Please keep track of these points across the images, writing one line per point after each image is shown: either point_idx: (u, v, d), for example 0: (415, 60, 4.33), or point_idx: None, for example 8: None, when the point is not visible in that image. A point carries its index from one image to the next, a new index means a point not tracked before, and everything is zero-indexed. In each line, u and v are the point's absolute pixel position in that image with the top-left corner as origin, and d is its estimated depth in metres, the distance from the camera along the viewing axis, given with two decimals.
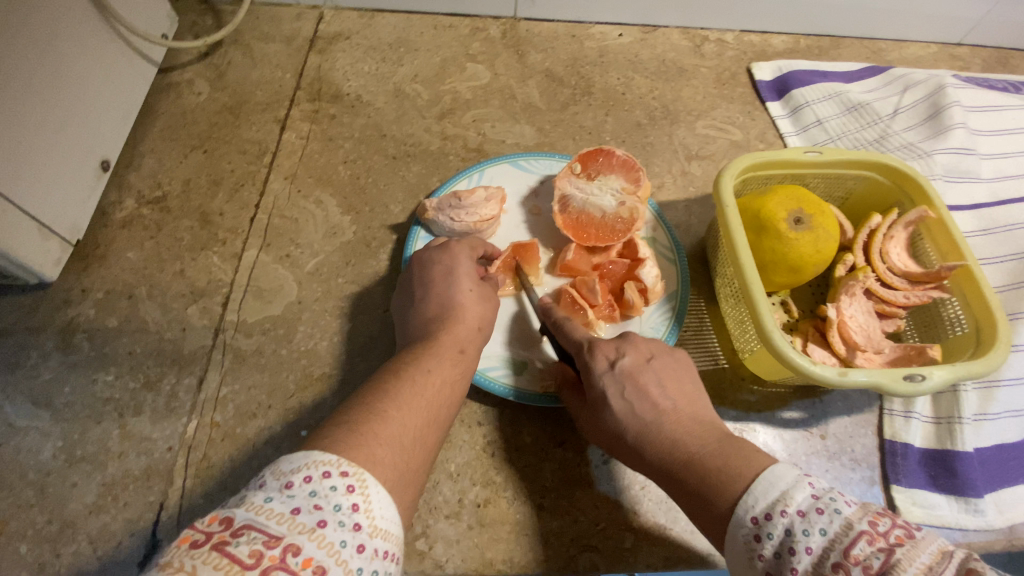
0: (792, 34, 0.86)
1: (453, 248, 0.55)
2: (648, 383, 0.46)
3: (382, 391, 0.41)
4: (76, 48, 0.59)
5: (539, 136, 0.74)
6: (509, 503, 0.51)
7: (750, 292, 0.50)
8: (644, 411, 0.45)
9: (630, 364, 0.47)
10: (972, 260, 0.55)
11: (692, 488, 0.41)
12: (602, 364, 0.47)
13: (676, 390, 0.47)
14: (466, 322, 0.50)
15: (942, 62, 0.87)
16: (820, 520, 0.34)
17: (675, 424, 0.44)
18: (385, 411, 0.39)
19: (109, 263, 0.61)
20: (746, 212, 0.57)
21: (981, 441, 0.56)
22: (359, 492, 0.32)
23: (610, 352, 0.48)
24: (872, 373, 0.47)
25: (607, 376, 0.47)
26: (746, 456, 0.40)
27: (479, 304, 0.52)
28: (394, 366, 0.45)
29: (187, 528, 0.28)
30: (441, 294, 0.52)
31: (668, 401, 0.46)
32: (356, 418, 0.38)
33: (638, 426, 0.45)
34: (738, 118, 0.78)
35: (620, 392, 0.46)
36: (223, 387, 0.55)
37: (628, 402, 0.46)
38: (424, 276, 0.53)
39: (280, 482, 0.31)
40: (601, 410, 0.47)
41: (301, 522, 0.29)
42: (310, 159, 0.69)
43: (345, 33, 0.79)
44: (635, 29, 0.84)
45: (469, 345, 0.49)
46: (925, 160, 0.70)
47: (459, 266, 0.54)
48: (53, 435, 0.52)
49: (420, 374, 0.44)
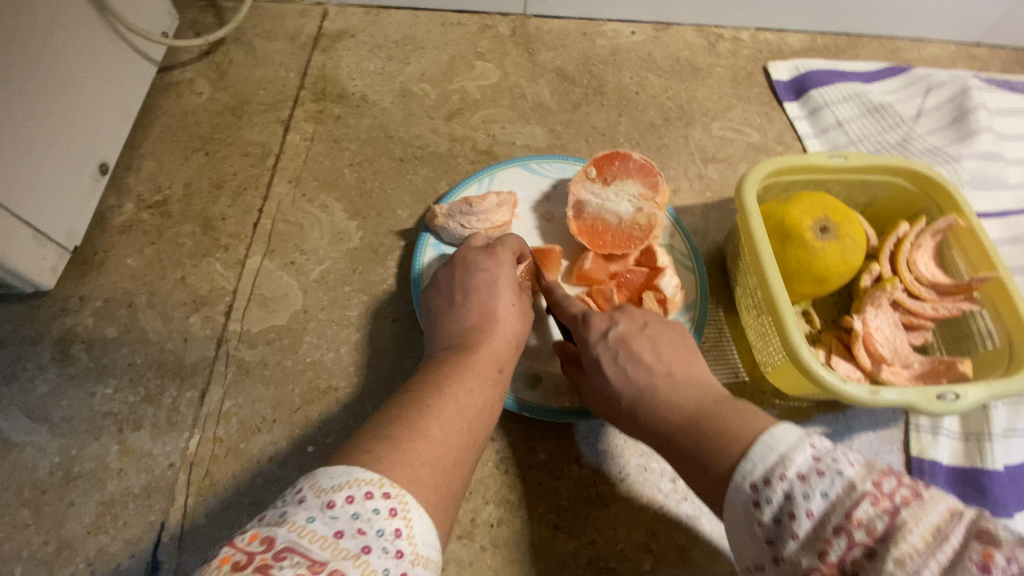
0: (808, 32, 0.84)
1: (498, 254, 0.51)
2: (642, 349, 0.45)
3: (422, 407, 0.38)
4: (73, 46, 0.56)
5: (550, 138, 0.72)
6: (523, 523, 0.49)
7: (776, 305, 0.48)
8: (638, 376, 0.44)
9: (623, 331, 0.46)
10: (1004, 271, 0.53)
11: (686, 451, 0.39)
12: (596, 332, 0.47)
13: (673, 356, 0.45)
14: (504, 337, 0.47)
15: (962, 62, 0.84)
16: (822, 483, 0.30)
17: (670, 386, 0.42)
18: (427, 429, 0.37)
19: (107, 269, 0.59)
20: (770, 220, 0.55)
21: (1011, 459, 0.54)
22: (401, 516, 0.30)
23: (603, 321, 0.47)
24: (904, 392, 0.46)
25: (599, 344, 0.46)
26: (744, 421, 0.37)
27: (521, 321, 0.49)
28: (435, 377, 0.41)
29: (227, 548, 0.26)
30: (483, 305, 0.48)
31: (663, 366, 0.44)
32: (397, 434, 0.35)
33: (632, 391, 0.43)
34: (755, 120, 0.75)
35: (613, 359, 0.45)
36: (226, 401, 0.53)
37: (621, 368, 0.44)
38: (465, 280, 0.49)
39: (321, 500, 0.29)
40: (594, 377, 0.46)
41: (346, 548, 0.27)
42: (315, 162, 0.67)
43: (350, 30, 0.76)
44: (648, 27, 0.81)
45: (507, 364, 0.46)
46: (951, 164, 0.68)
47: (503, 276, 0.50)
48: (51, 451, 0.51)
49: (461, 392, 0.41)
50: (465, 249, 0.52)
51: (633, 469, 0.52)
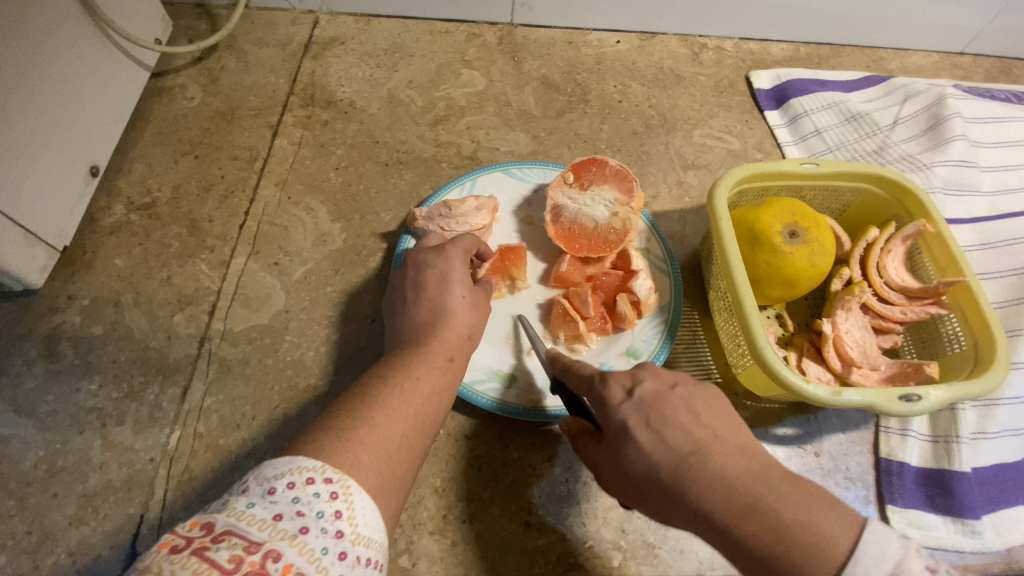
0: (791, 42, 0.85)
1: (448, 251, 0.53)
2: (675, 410, 0.41)
3: (370, 398, 0.40)
4: (66, 52, 0.58)
5: (533, 144, 0.73)
6: (495, 520, 0.50)
7: (742, 307, 0.49)
8: (678, 443, 0.39)
9: (650, 389, 0.42)
10: (971, 275, 0.54)
11: (764, 542, 0.35)
12: (619, 394, 0.43)
13: (712, 420, 0.41)
14: (456, 328, 0.49)
15: (943, 72, 0.86)
16: None
17: (720, 457, 0.39)
18: (372, 417, 0.38)
19: (96, 269, 0.60)
20: (741, 225, 0.56)
21: (979, 461, 0.55)
22: (342, 499, 0.31)
23: (625, 379, 0.43)
24: (866, 392, 0.47)
25: (625, 405, 0.42)
26: (825, 511, 0.35)
27: (472, 312, 0.51)
28: (382, 371, 0.43)
29: (168, 533, 0.28)
30: (433, 300, 0.50)
31: (704, 432, 0.40)
32: (341, 424, 0.37)
33: (672, 461, 0.39)
34: (736, 127, 0.77)
35: (644, 423, 0.41)
36: (208, 397, 0.54)
37: (655, 433, 0.40)
38: (418, 279, 0.52)
39: (263, 487, 0.30)
40: (623, 447, 0.41)
41: (283, 529, 0.28)
42: (301, 166, 0.68)
43: (340, 38, 0.78)
44: (633, 36, 0.83)
45: (459, 354, 0.48)
46: (925, 172, 0.69)
47: (453, 272, 0.52)
48: (35, 444, 0.52)
49: (408, 381, 0.42)
50: (419, 248, 0.55)
51: None
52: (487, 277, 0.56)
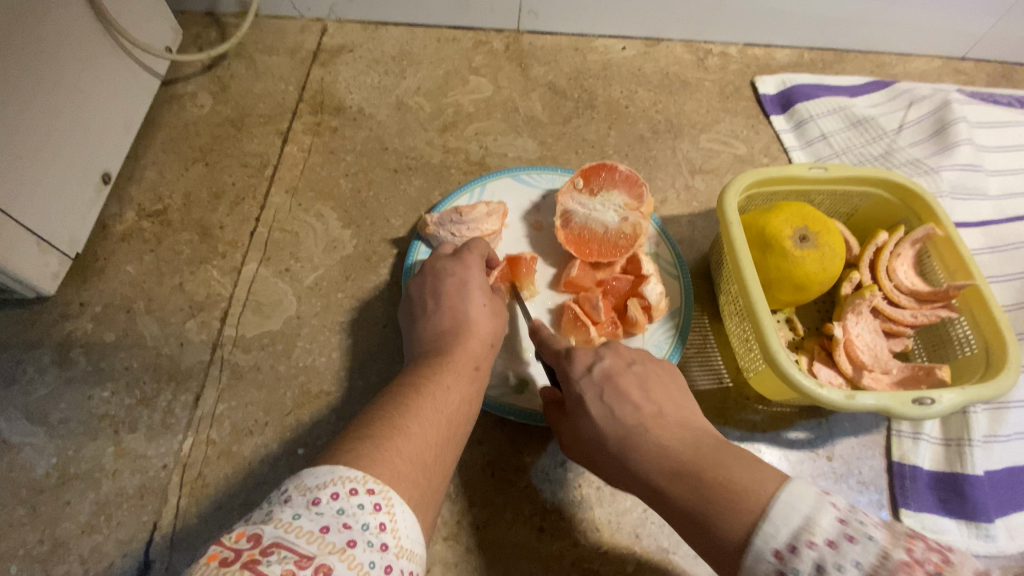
0: (795, 47, 0.86)
1: (466, 259, 0.54)
2: (629, 387, 0.46)
3: (401, 406, 0.39)
4: (78, 60, 0.59)
5: (541, 150, 0.74)
6: (508, 525, 0.50)
7: (755, 310, 0.49)
8: (625, 415, 0.44)
9: (609, 366, 0.47)
10: (981, 278, 0.54)
11: (686, 504, 0.38)
12: (580, 369, 0.47)
13: (662, 398, 0.45)
14: (478, 338, 0.49)
15: (946, 76, 0.86)
16: (855, 551, 0.30)
17: (660, 430, 0.42)
18: (407, 426, 0.38)
19: (108, 276, 0.60)
20: (751, 230, 0.56)
21: (991, 465, 0.55)
22: (385, 511, 0.31)
23: (587, 357, 0.48)
24: (880, 396, 0.47)
25: (584, 380, 0.47)
26: (746, 472, 0.37)
27: (493, 320, 0.51)
28: (411, 379, 0.43)
29: (215, 545, 0.27)
30: (454, 308, 0.50)
31: (651, 406, 0.44)
32: (376, 432, 0.36)
33: (619, 431, 0.43)
34: (742, 133, 0.77)
35: (598, 396, 0.45)
36: (220, 404, 0.54)
37: (607, 406, 0.45)
38: (437, 287, 0.52)
39: (306, 497, 0.30)
40: (579, 417, 0.46)
41: (331, 542, 0.28)
42: (312, 172, 0.69)
43: (348, 45, 0.79)
44: (639, 42, 0.83)
45: (483, 362, 0.48)
46: (931, 176, 0.69)
47: (472, 279, 0.52)
48: (48, 452, 0.52)
49: (438, 390, 0.42)
50: (434, 257, 0.55)
51: None
52: (498, 285, 0.56)
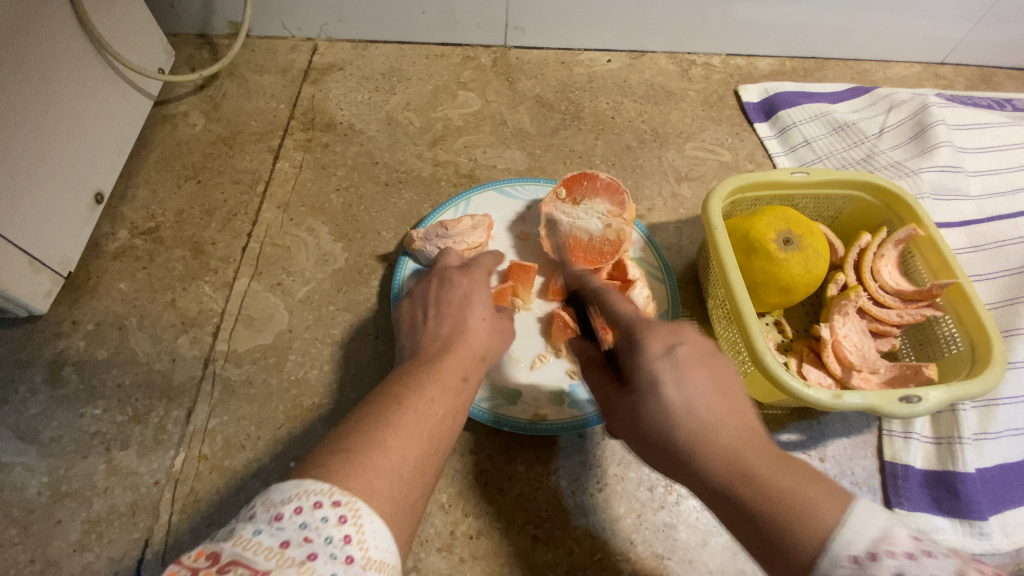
0: (777, 56, 0.88)
1: (475, 273, 0.52)
2: (704, 378, 0.39)
3: (381, 418, 0.38)
4: (72, 83, 0.60)
5: (529, 161, 0.75)
6: (502, 535, 0.50)
7: (741, 314, 0.50)
8: (700, 408, 0.38)
9: (687, 353, 0.40)
10: (964, 277, 0.55)
11: (751, 510, 0.34)
12: (657, 349, 0.40)
13: (734, 392, 0.39)
14: (472, 348, 0.47)
15: (926, 81, 0.88)
16: (933, 565, 0.28)
17: (732, 426, 0.37)
18: (385, 441, 0.36)
19: (100, 294, 0.61)
20: (735, 234, 0.57)
21: (983, 462, 0.55)
22: (351, 523, 0.30)
23: (667, 336, 0.41)
24: (867, 395, 0.47)
25: (660, 362, 0.40)
26: (822, 490, 0.33)
27: (492, 332, 0.49)
28: (396, 388, 0.41)
29: (173, 564, 0.28)
30: (453, 317, 0.49)
31: (725, 402, 0.38)
32: (352, 446, 0.35)
33: (690, 424, 0.37)
34: (727, 140, 0.79)
35: (675, 382, 0.39)
36: (212, 419, 0.54)
37: (682, 395, 0.38)
38: (440, 297, 0.51)
39: (269, 514, 0.30)
40: (647, 399, 0.39)
41: (291, 556, 0.28)
42: (303, 188, 0.69)
43: (338, 64, 0.80)
44: (624, 55, 0.85)
45: (473, 373, 0.45)
46: (912, 178, 0.70)
47: (477, 293, 0.51)
48: (40, 471, 0.52)
49: (421, 402, 0.40)
50: (443, 265, 0.55)
51: (611, 479, 0.53)
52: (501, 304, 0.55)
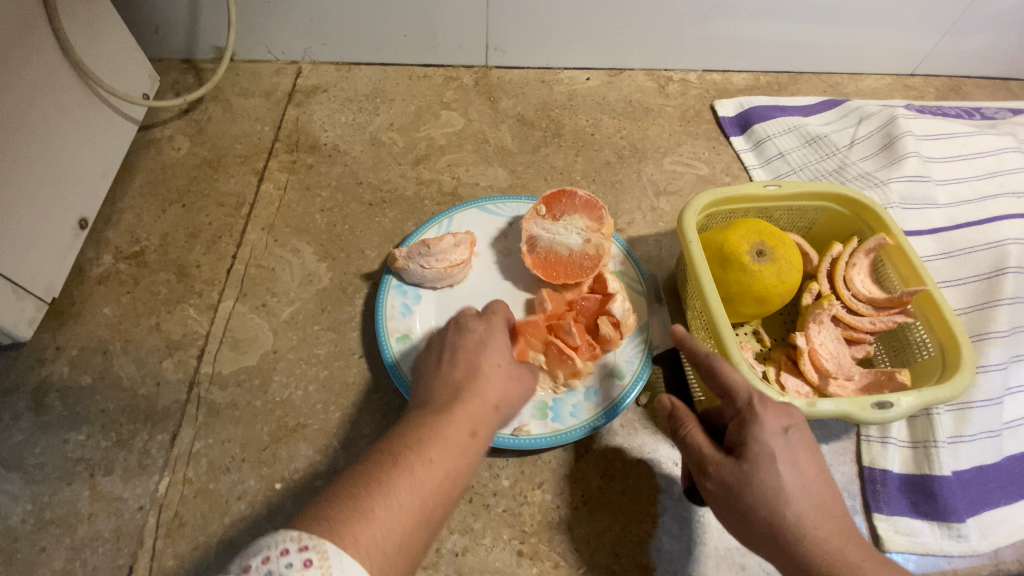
0: (751, 71, 0.90)
1: (492, 319, 0.52)
2: (808, 463, 0.41)
3: (372, 481, 0.37)
4: (56, 112, 0.60)
5: (511, 178, 0.76)
6: (488, 551, 0.51)
7: (717, 326, 0.51)
8: (806, 491, 0.40)
9: (798, 436, 0.42)
10: (932, 284, 0.56)
11: None
12: (773, 426, 0.42)
13: (828, 478, 0.42)
14: (484, 397, 0.45)
15: (896, 93, 0.91)
16: None
17: (830, 513, 0.40)
18: (372, 510, 0.36)
19: (84, 319, 0.61)
20: (711, 247, 0.58)
21: (958, 465, 0.56)
22: (318, 565, 0.31)
23: (782, 415, 0.42)
24: (841, 403, 0.48)
25: (777, 440, 0.41)
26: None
27: (508, 381, 0.48)
28: (396, 445, 0.40)
29: None
30: (468, 362, 0.48)
31: (823, 488, 0.41)
32: (338, 517, 0.34)
33: (798, 507, 0.40)
34: (704, 154, 0.81)
35: (790, 464, 0.41)
36: (197, 442, 0.55)
37: (793, 478, 0.40)
38: (456, 341, 0.50)
39: (240, 565, 0.32)
40: (759, 473, 0.40)
41: None
42: (287, 209, 0.70)
43: (322, 86, 0.82)
44: (602, 73, 0.87)
45: (483, 426, 0.43)
46: (882, 188, 0.72)
47: (493, 338, 0.50)
48: (23, 499, 0.51)
49: (420, 464, 0.39)
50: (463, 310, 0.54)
51: (595, 492, 0.54)
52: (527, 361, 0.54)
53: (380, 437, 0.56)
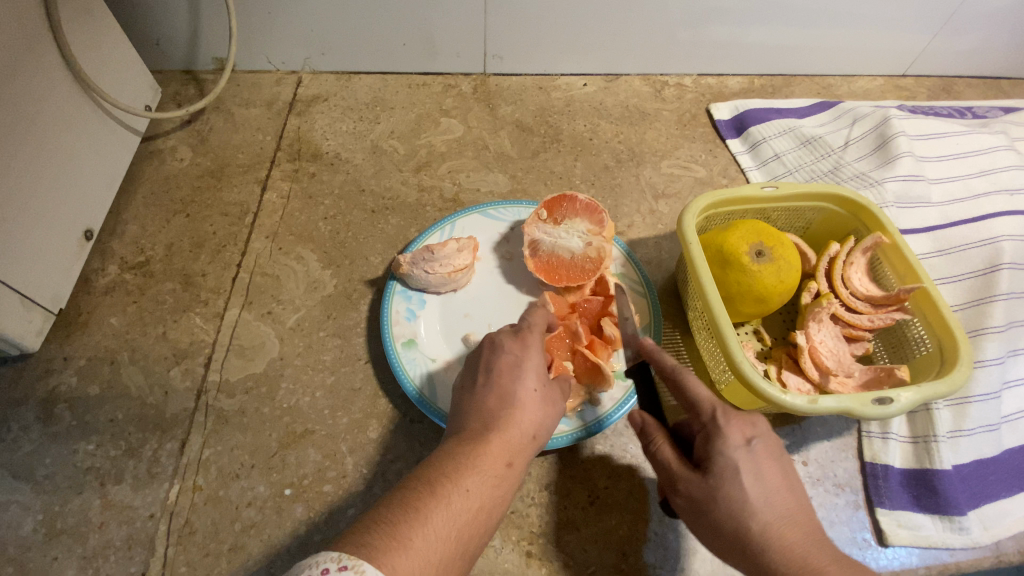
0: (746, 75, 0.92)
1: (528, 336, 0.50)
2: (773, 474, 0.43)
3: (410, 511, 0.38)
4: (61, 125, 0.61)
5: (512, 183, 0.77)
6: (497, 552, 0.52)
7: (718, 325, 0.52)
8: (772, 502, 0.42)
9: (761, 446, 0.43)
10: (929, 281, 0.57)
11: None
12: (736, 439, 0.43)
13: (795, 487, 0.43)
14: (521, 427, 0.46)
15: (888, 94, 0.93)
16: None
17: (796, 523, 0.42)
18: (410, 539, 0.36)
19: (91, 329, 0.61)
20: (711, 248, 0.59)
21: (959, 459, 0.57)
22: None
23: (745, 427, 0.43)
24: (841, 399, 0.49)
25: (740, 453, 0.42)
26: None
27: (542, 408, 0.48)
28: (432, 474, 0.41)
29: None
30: (504, 387, 0.47)
31: (789, 498, 0.42)
32: (378, 544, 0.35)
33: (762, 518, 0.41)
34: (701, 157, 0.82)
35: (753, 476, 0.42)
36: (206, 449, 0.55)
37: (757, 490, 0.42)
38: (490, 361, 0.49)
39: None
40: (723, 487, 0.42)
41: None
42: (291, 217, 0.71)
43: (323, 95, 0.83)
44: (599, 78, 0.89)
45: (517, 457, 0.45)
46: (877, 188, 0.74)
47: (529, 359, 0.49)
48: (34, 509, 0.52)
49: (456, 495, 0.40)
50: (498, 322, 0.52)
51: (602, 492, 0.55)
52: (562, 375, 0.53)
53: (387, 442, 0.56)
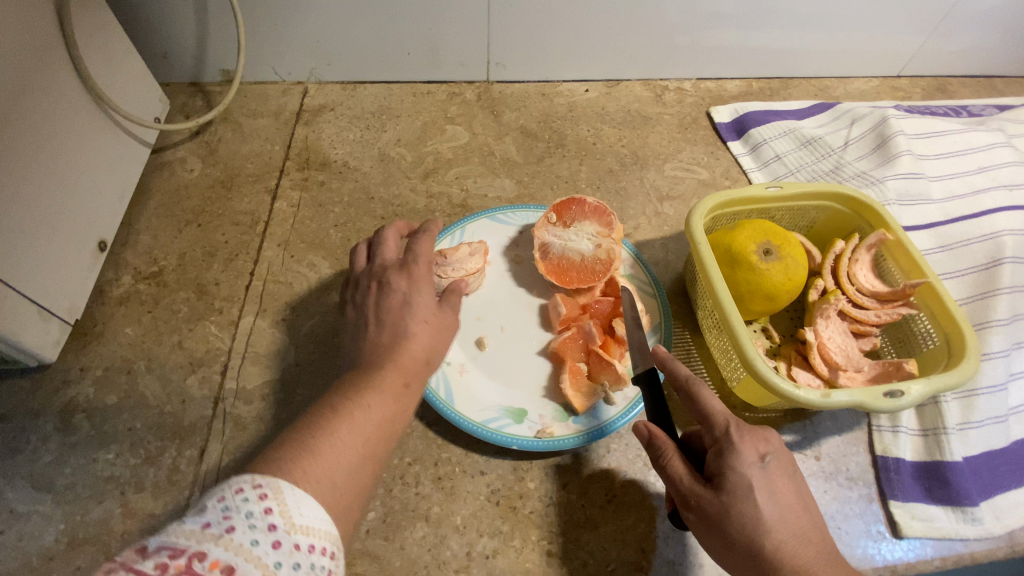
0: (744, 78, 0.93)
1: (416, 275, 0.50)
2: (786, 492, 0.43)
3: (315, 426, 0.38)
4: (74, 138, 0.62)
5: (518, 188, 0.78)
6: (518, 552, 0.52)
7: (730, 323, 0.52)
8: (785, 521, 0.42)
9: (775, 464, 0.43)
10: (933, 276, 0.58)
11: None
12: (750, 456, 0.43)
13: (806, 505, 0.44)
14: (413, 352, 0.46)
15: (884, 94, 0.94)
16: None
17: (810, 543, 0.42)
18: (316, 446, 0.36)
19: (107, 339, 0.62)
20: (718, 248, 0.60)
21: (969, 451, 0.58)
22: (273, 497, 0.31)
23: (759, 443, 0.44)
24: (854, 393, 0.50)
25: (755, 470, 0.43)
26: None
27: (434, 336, 0.47)
28: (332, 398, 0.41)
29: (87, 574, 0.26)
30: (395, 322, 0.47)
31: (800, 516, 0.43)
32: (285, 454, 0.35)
33: (776, 536, 0.41)
34: (703, 159, 0.83)
35: (767, 495, 0.42)
36: (225, 456, 0.55)
37: (771, 508, 0.42)
38: (380, 303, 0.49)
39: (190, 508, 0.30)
40: (738, 504, 0.42)
41: (211, 532, 0.29)
42: (302, 225, 0.72)
43: (329, 105, 0.84)
44: (600, 84, 0.90)
45: (414, 378, 0.45)
46: (878, 186, 0.75)
47: (418, 295, 0.49)
48: (55, 519, 0.52)
49: (357, 410, 0.39)
50: (381, 267, 0.52)
51: (620, 491, 0.55)
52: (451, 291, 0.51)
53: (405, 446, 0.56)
